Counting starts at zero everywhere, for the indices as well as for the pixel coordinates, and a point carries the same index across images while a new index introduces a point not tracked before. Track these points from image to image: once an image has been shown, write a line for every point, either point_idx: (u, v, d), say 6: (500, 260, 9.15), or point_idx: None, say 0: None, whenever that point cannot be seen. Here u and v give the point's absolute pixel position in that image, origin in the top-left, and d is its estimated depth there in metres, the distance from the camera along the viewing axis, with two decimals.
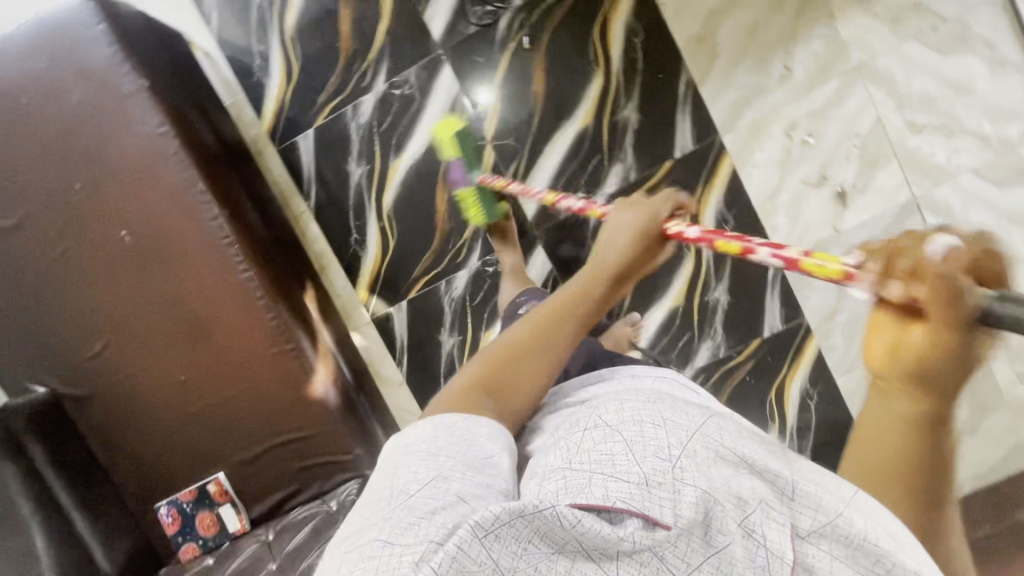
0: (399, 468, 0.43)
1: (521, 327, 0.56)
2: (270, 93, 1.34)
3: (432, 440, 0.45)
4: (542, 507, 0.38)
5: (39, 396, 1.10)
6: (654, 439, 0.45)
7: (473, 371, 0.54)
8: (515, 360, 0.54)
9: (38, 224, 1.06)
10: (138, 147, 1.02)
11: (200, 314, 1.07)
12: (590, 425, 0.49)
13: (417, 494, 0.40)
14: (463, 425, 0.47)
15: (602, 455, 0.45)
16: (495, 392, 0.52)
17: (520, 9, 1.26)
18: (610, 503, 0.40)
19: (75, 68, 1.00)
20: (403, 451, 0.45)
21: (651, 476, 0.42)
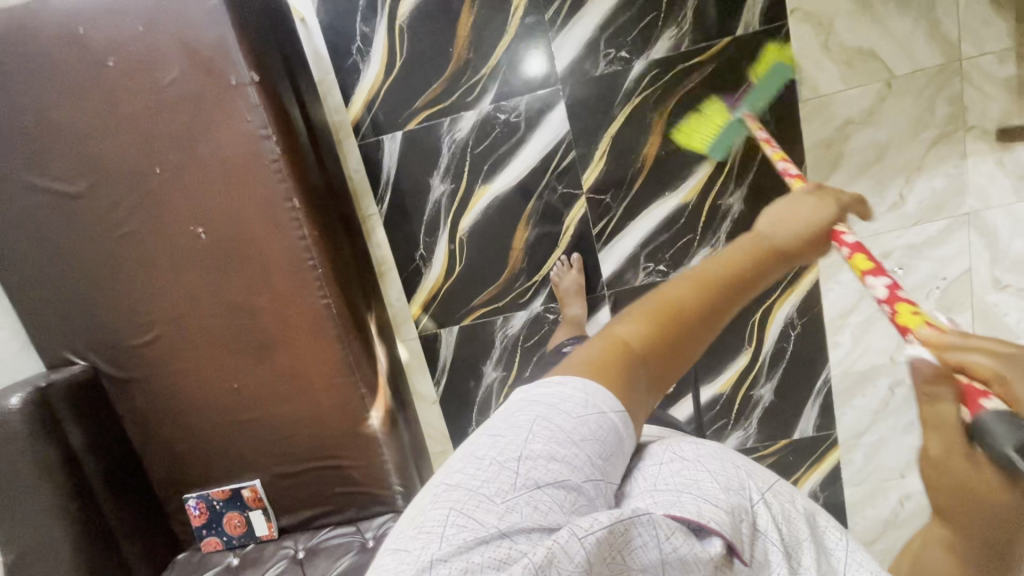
0: (531, 438, 0.41)
1: (683, 287, 0.49)
2: (365, 82, 1.22)
3: (579, 420, 0.42)
4: (639, 514, 0.39)
5: (79, 372, 1.04)
6: (737, 478, 0.47)
7: (633, 327, 0.47)
8: (687, 322, 0.48)
9: (104, 198, 0.96)
10: (235, 145, 0.93)
11: (269, 325, 1.02)
12: (663, 453, 0.50)
13: (541, 488, 0.39)
14: (615, 418, 0.43)
15: (688, 478, 0.45)
16: (650, 354, 0.46)
17: (656, 64, 1.17)
18: (704, 521, 0.41)
19: (180, 40, 0.89)
20: (541, 411, 0.42)
21: (736, 508, 0.44)
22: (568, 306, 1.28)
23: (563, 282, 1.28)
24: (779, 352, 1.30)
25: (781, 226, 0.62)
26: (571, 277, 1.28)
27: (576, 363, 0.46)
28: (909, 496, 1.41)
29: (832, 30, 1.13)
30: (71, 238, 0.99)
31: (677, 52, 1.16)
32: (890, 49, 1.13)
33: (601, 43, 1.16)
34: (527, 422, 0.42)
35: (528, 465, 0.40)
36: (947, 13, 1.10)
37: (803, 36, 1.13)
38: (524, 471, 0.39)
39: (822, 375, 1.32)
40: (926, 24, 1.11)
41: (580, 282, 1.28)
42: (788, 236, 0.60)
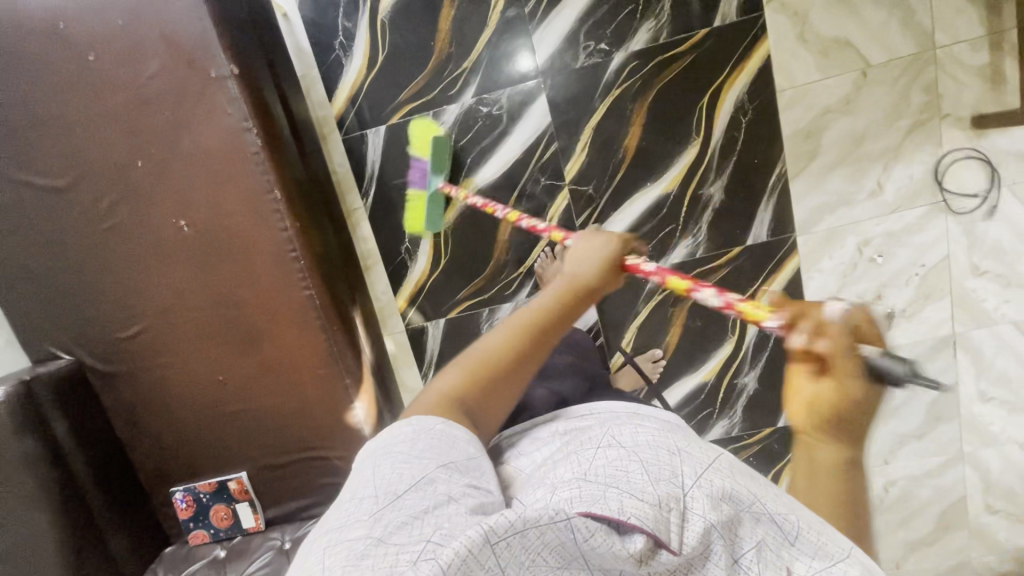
0: (379, 467, 0.46)
1: (492, 343, 0.55)
2: (348, 76, 1.23)
3: (413, 441, 0.48)
4: (557, 520, 0.41)
5: (64, 366, 1.05)
6: (670, 465, 0.47)
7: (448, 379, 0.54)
8: (493, 367, 0.54)
9: (87, 192, 0.97)
10: (217, 137, 0.94)
11: (252, 317, 1.03)
12: (604, 442, 0.51)
13: (403, 493, 0.43)
14: (440, 427, 0.49)
15: (617, 472, 0.46)
16: (467, 397, 0.53)
17: (635, 55, 1.18)
18: (624, 518, 0.42)
19: (160, 34, 0.90)
20: (382, 450, 0.48)
21: (664, 500, 0.44)
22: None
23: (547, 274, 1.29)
24: (762, 340, 1.32)
25: (580, 256, 0.62)
26: (554, 268, 1.27)
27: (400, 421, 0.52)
28: (894, 482, 1.42)
29: (807, 20, 1.15)
30: (55, 232, 0.99)
31: (656, 44, 1.17)
32: (864, 39, 1.15)
33: (581, 35, 1.18)
34: (374, 461, 0.47)
35: (386, 486, 0.44)
36: (919, 3, 1.12)
37: (779, 26, 1.15)
38: (381, 493, 0.43)
39: None
40: (899, 13, 1.13)
41: None
42: (598, 266, 0.61)
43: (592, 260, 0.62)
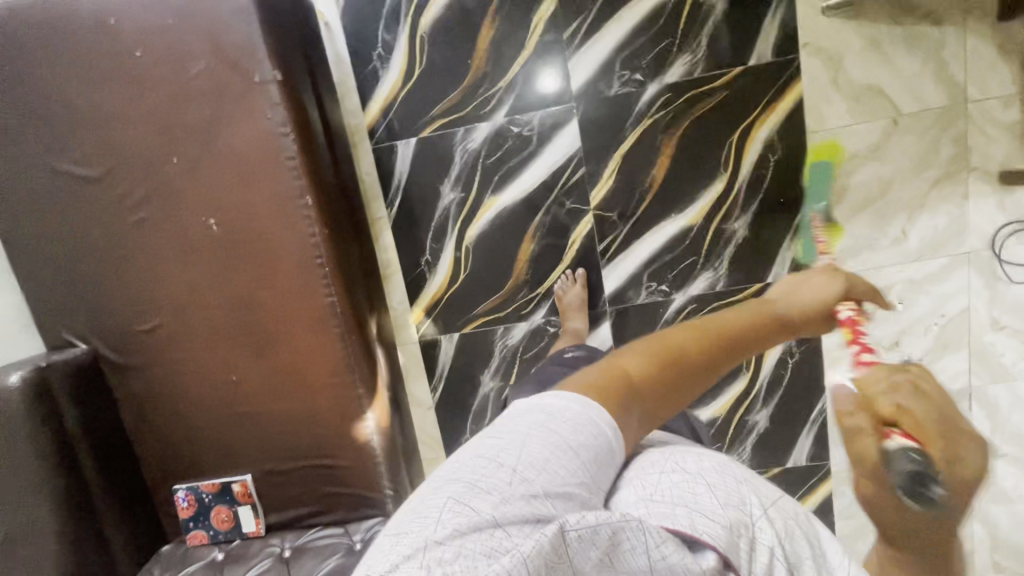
0: (528, 438, 0.42)
1: (685, 335, 0.53)
2: (383, 87, 1.25)
3: (579, 427, 0.43)
4: (631, 521, 0.41)
5: (80, 356, 1.04)
6: (740, 491, 0.48)
7: (638, 360, 0.50)
8: (682, 364, 0.51)
9: (120, 184, 0.97)
10: (254, 140, 0.95)
11: (272, 321, 1.02)
12: (670, 459, 0.51)
13: (536, 483, 0.40)
14: (608, 434, 0.44)
15: (685, 488, 0.47)
16: (648, 386, 0.48)
17: (669, 87, 1.19)
18: (695, 534, 0.42)
19: (208, 35, 0.91)
20: (539, 419, 0.43)
21: (732, 523, 0.45)
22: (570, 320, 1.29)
23: (564, 297, 1.30)
24: (776, 379, 1.31)
25: (769, 304, 0.64)
26: (575, 291, 1.29)
27: (579, 382, 0.48)
28: None
29: (841, 65, 1.16)
30: (84, 221, 1.00)
31: (690, 78, 1.19)
32: (896, 88, 1.16)
33: (616, 64, 1.19)
34: (521, 424, 0.43)
35: (524, 465, 0.40)
36: (953, 56, 1.13)
37: (812, 69, 1.16)
38: (520, 471, 0.40)
39: (819, 405, 1.32)
40: (933, 64, 1.14)
41: (583, 298, 1.29)
42: (783, 314, 0.62)
43: (779, 311, 0.63)
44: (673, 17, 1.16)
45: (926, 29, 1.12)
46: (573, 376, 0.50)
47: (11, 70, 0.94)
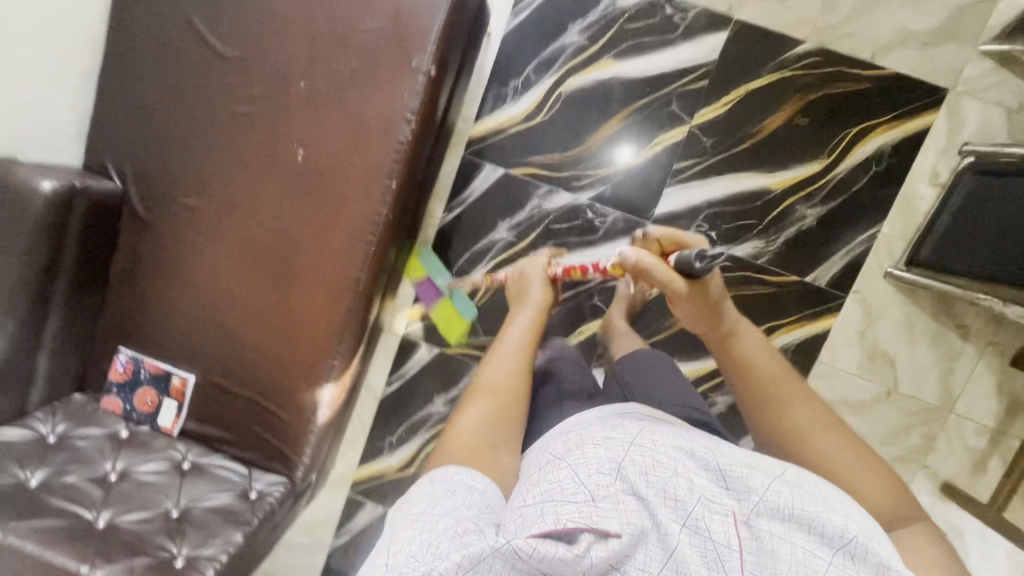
0: (398, 536, 0.61)
1: (493, 401, 0.79)
2: (503, 113, 1.30)
3: (430, 497, 0.64)
4: (500, 547, 0.56)
5: (111, 191, 1.05)
6: (597, 458, 0.65)
7: (472, 401, 0.79)
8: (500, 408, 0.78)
9: (242, 75, 1.00)
10: (379, 110, 0.99)
11: (299, 260, 1.06)
12: (545, 461, 0.69)
13: (408, 559, 0.57)
14: (458, 478, 0.66)
15: (553, 486, 0.63)
16: (496, 427, 0.75)
17: (731, 258, 1.28)
18: (562, 527, 0.58)
19: (395, 7, 0.96)
20: (404, 518, 0.63)
21: (597, 493, 0.61)
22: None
23: None
24: None
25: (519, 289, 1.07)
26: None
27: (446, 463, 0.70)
28: None
29: (874, 323, 1.27)
30: (191, 85, 1.02)
31: (753, 261, 1.27)
32: (905, 367, 1.27)
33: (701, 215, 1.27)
34: (394, 530, 0.63)
35: (398, 556, 0.58)
36: (960, 370, 1.26)
37: (851, 313, 1.27)
38: (390, 563, 0.58)
39: None
40: (943, 367, 1.26)
41: None
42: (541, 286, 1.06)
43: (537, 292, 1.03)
44: (769, 205, 1.25)
45: (953, 337, 1.25)
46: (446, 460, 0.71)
47: None
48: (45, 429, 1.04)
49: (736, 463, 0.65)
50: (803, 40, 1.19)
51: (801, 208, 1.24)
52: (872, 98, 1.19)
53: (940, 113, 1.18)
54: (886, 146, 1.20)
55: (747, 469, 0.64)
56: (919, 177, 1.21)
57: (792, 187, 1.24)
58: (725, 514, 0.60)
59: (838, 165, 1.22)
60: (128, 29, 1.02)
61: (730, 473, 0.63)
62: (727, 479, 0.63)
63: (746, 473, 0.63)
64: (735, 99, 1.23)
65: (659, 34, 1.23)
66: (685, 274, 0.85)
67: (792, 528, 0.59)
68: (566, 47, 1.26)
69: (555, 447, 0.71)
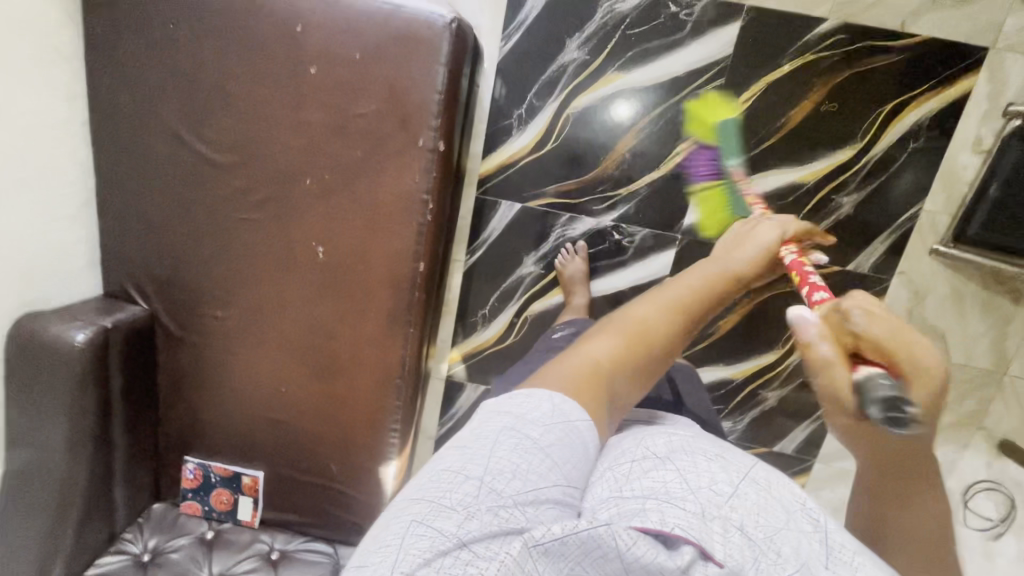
0: (497, 448, 0.55)
1: (622, 343, 0.67)
2: (511, 145, 1.23)
3: (542, 430, 0.57)
4: (597, 527, 0.50)
5: (139, 316, 1.03)
6: (706, 475, 0.60)
7: (600, 338, 0.68)
8: (631, 361, 0.66)
9: (244, 182, 0.95)
10: (393, 196, 0.93)
11: (339, 353, 1.04)
12: (642, 451, 0.65)
13: (512, 477, 0.53)
14: (576, 421, 0.59)
15: (658, 485, 0.59)
16: (611, 372, 0.65)
17: None
18: (670, 529, 0.52)
19: (388, 84, 0.88)
20: (506, 429, 0.57)
21: (707, 512, 0.55)
22: (573, 295, 1.28)
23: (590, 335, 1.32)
24: None
25: (737, 245, 0.86)
26: (576, 265, 1.27)
27: (561, 376, 0.63)
28: None
29: (921, 301, 1.24)
30: (193, 199, 0.97)
31: None
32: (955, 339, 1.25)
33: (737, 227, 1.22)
34: (497, 436, 0.56)
35: (491, 474, 0.53)
36: (1014, 334, 1.23)
37: (896, 295, 1.24)
38: (488, 480, 0.52)
39: None
40: (995, 334, 1.23)
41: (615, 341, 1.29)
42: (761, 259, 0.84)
43: (755, 256, 0.83)
44: (803, 199, 1.19)
45: (1004, 303, 1.21)
46: (562, 366, 0.65)
47: (171, 25, 0.89)
48: (137, 549, 1.09)
49: (846, 545, 0.56)
50: (822, 18, 1.09)
51: (836, 197, 1.18)
52: (902, 69, 1.10)
53: (980, 74, 1.09)
54: (922, 119, 1.12)
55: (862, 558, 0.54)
56: (961, 147, 1.13)
57: (825, 177, 1.18)
58: None
59: (872, 147, 1.15)
60: (120, 150, 0.97)
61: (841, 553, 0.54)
62: (836, 553, 0.54)
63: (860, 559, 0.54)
64: (755, 94, 1.14)
65: (665, 36, 1.14)
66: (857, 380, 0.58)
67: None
68: (567, 65, 1.17)
69: (654, 442, 0.67)
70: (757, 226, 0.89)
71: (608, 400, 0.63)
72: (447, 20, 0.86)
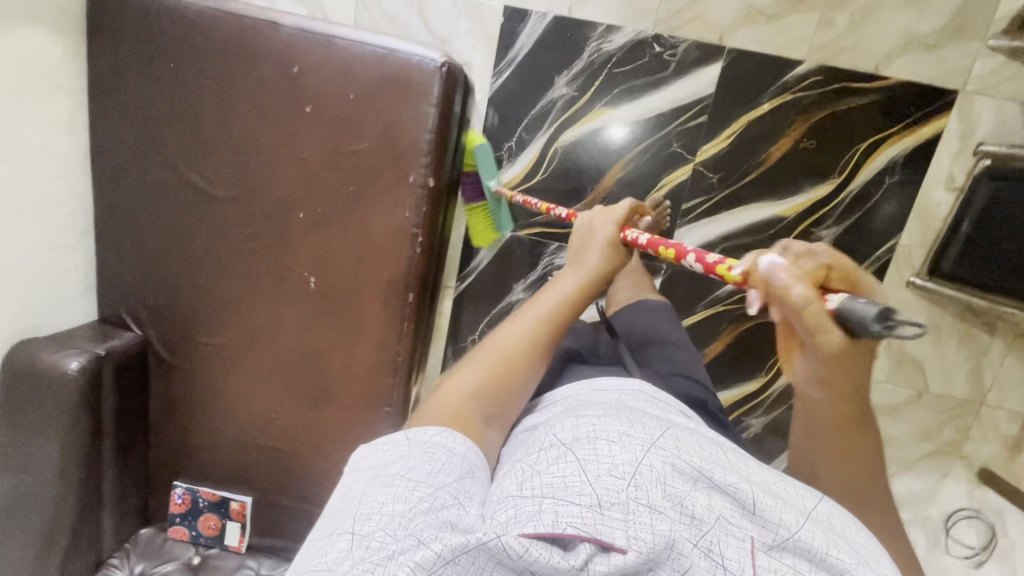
0: (365, 497, 0.55)
1: (477, 373, 0.70)
2: (502, 176, 1.27)
3: (404, 460, 0.58)
4: (485, 541, 0.49)
5: (133, 343, 1.05)
6: (607, 457, 0.57)
7: (461, 371, 0.71)
8: (492, 385, 0.70)
9: (240, 215, 0.98)
10: (384, 229, 0.96)
11: (327, 380, 1.05)
12: (547, 443, 0.62)
13: (377, 514, 0.52)
14: (435, 438, 0.61)
15: (555, 480, 0.56)
16: (480, 400, 0.68)
17: None
18: (560, 530, 0.50)
19: (381, 123, 0.91)
20: (372, 474, 0.58)
21: (602, 500, 0.52)
22: None
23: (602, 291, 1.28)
24: None
25: (580, 249, 0.80)
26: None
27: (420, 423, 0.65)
28: None
29: None
30: (189, 229, 1.00)
31: None
32: (933, 369, 1.28)
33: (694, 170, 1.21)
34: (365, 486, 0.56)
35: (359, 522, 0.52)
36: (989, 365, 1.26)
37: None
38: (356, 530, 0.51)
39: None
40: (971, 364, 1.27)
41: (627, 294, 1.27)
42: (609, 249, 0.79)
43: (601, 252, 0.79)
44: (783, 232, 1.23)
45: (980, 334, 1.24)
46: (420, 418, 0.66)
47: (171, 64, 0.92)
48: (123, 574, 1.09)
49: (763, 492, 0.57)
50: (800, 61, 1.14)
51: (816, 230, 1.22)
52: (878, 109, 1.15)
53: (952, 116, 1.13)
54: (898, 157, 1.17)
55: (775, 501, 0.56)
56: (935, 184, 1.17)
57: (804, 211, 1.21)
58: (745, 539, 0.52)
59: (850, 183, 1.19)
60: (119, 182, 1.00)
61: (761, 501, 0.55)
62: (755, 504, 0.55)
63: (773, 503, 0.55)
64: (737, 130, 1.19)
65: (651, 74, 1.18)
66: (842, 324, 0.49)
67: (802, 566, 0.51)
68: (556, 100, 1.21)
69: (562, 429, 0.64)
70: (601, 210, 0.84)
71: (478, 420, 0.67)
72: (438, 63, 0.89)
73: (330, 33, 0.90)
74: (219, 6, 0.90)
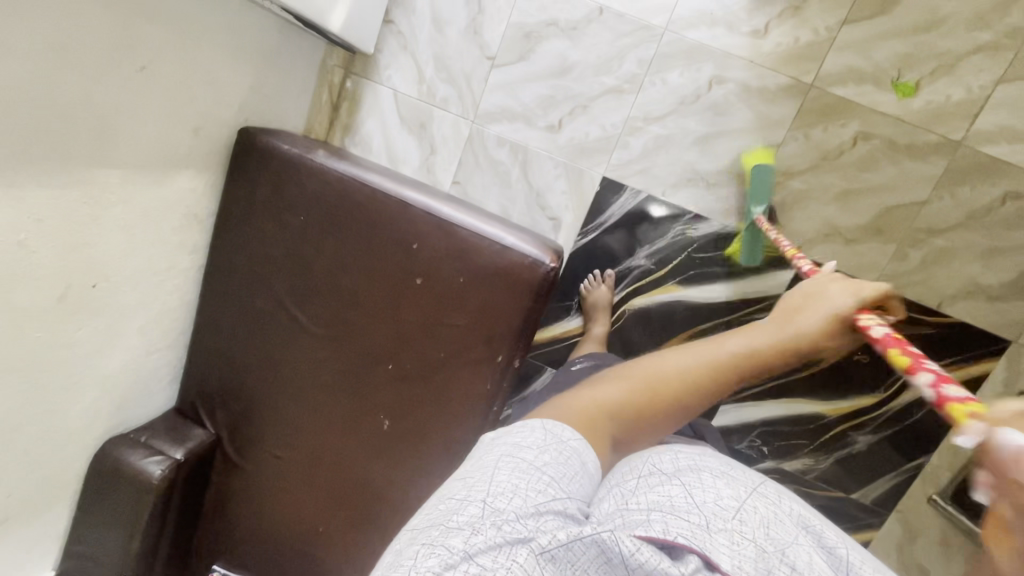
0: (497, 474, 0.52)
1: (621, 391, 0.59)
2: (567, 324, 1.32)
3: (540, 451, 0.53)
4: (600, 535, 0.47)
5: (205, 442, 1.11)
6: (714, 484, 0.53)
7: (607, 386, 0.60)
8: (639, 408, 0.58)
9: (331, 353, 1.04)
10: (464, 397, 1.01)
11: (375, 513, 1.09)
12: (645, 461, 0.57)
13: (499, 495, 0.50)
14: (573, 443, 0.54)
15: (660, 496, 0.51)
16: (616, 419, 0.58)
17: (781, 471, 1.34)
18: (671, 537, 0.47)
19: (483, 305, 0.98)
20: (504, 451, 0.54)
21: (710, 522, 0.49)
22: None
23: None
24: None
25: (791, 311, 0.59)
26: (600, 292, 1.26)
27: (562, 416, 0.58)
28: None
29: (912, 542, 1.31)
30: (280, 355, 1.06)
31: (802, 474, 1.33)
32: None
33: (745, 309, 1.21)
34: (496, 463, 0.53)
35: (492, 496, 0.50)
36: None
37: (891, 531, 1.32)
38: (491, 501, 0.49)
39: None
40: None
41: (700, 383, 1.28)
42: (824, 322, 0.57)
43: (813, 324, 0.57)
44: (821, 429, 1.30)
45: None
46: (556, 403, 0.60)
47: (299, 215, 0.99)
48: None
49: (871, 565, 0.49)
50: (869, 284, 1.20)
51: (854, 434, 1.29)
52: (934, 342, 1.20)
53: (1002, 363, 1.19)
54: None
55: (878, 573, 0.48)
56: None
57: (845, 414, 1.28)
58: None
59: (893, 400, 1.25)
60: (223, 299, 1.06)
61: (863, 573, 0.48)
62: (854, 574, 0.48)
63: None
64: None
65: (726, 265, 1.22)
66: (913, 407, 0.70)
67: None
68: (633, 269, 1.26)
69: (659, 451, 0.58)
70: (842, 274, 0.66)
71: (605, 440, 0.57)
72: (547, 265, 0.96)
73: (453, 221, 0.97)
74: (356, 176, 0.98)
